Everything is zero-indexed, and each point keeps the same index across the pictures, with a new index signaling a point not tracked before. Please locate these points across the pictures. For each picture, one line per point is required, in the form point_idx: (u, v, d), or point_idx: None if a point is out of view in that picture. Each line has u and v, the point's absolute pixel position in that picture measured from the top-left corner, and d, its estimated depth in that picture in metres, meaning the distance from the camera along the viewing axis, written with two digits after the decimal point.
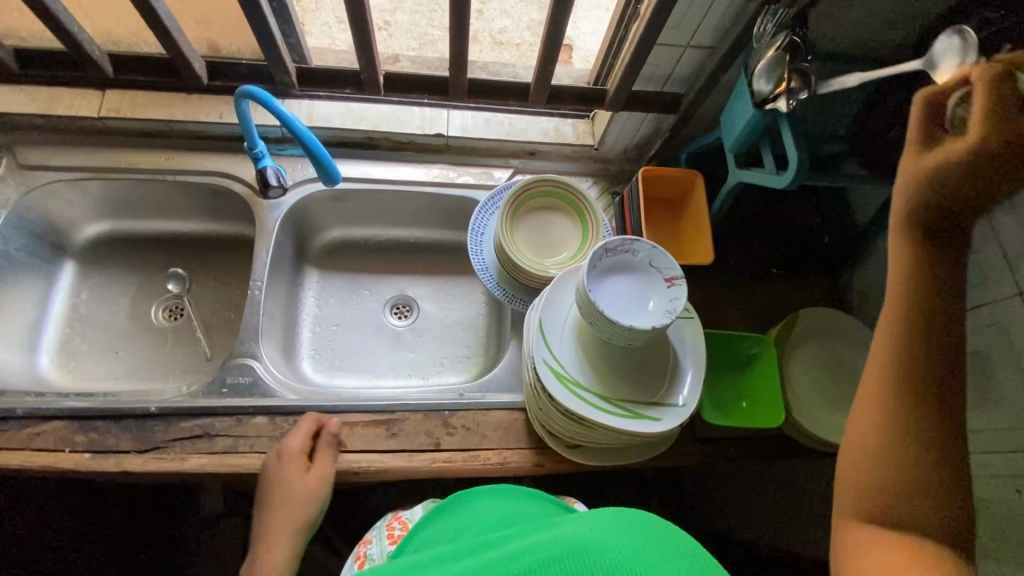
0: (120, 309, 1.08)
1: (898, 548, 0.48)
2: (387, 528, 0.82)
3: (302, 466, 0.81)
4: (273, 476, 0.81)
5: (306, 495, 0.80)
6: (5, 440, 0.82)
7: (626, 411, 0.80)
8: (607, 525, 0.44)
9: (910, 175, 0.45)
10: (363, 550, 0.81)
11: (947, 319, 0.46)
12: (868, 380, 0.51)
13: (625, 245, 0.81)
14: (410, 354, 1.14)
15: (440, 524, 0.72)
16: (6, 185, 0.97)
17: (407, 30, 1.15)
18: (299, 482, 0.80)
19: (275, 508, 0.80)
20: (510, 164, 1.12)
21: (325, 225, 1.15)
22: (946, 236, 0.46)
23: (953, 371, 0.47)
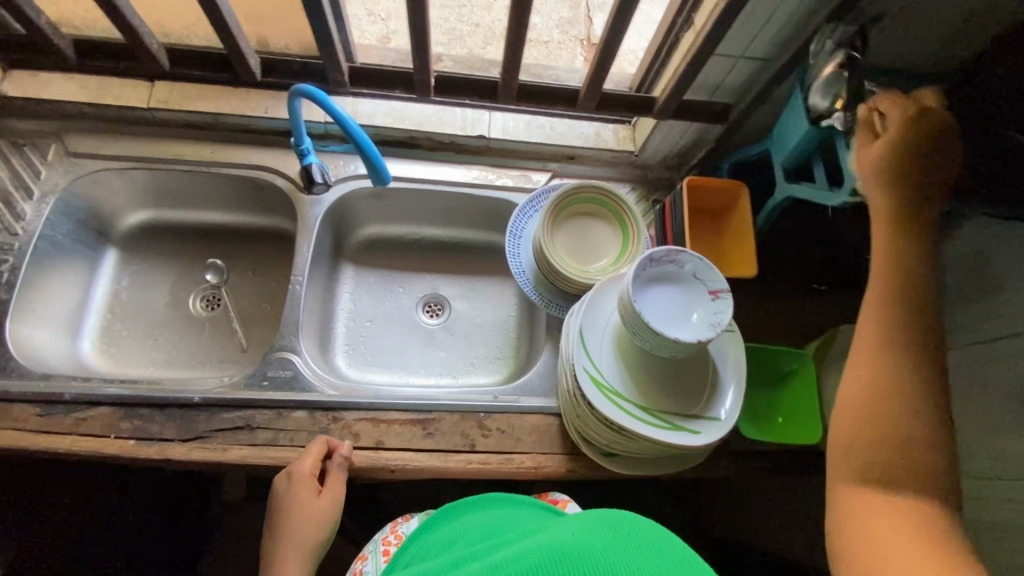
0: (160, 297, 1.10)
1: (889, 498, 0.56)
2: (383, 543, 0.81)
3: (310, 492, 0.80)
4: (281, 500, 0.80)
5: (315, 519, 0.80)
6: (52, 424, 0.83)
7: (665, 422, 0.80)
8: (588, 532, 0.46)
9: (872, 163, 0.63)
10: (359, 567, 0.80)
11: (916, 290, 0.61)
12: (862, 347, 0.62)
13: (671, 256, 0.81)
14: (441, 353, 1.15)
15: (430, 540, 0.73)
16: (54, 172, 0.99)
17: (437, 25, 1.14)
18: (308, 507, 0.80)
19: (285, 534, 0.79)
20: (549, 167, 1.11)
21: (362, 221, 1.16)
22: (912, 219, 0.62)
23: (926, 339, 0.60)
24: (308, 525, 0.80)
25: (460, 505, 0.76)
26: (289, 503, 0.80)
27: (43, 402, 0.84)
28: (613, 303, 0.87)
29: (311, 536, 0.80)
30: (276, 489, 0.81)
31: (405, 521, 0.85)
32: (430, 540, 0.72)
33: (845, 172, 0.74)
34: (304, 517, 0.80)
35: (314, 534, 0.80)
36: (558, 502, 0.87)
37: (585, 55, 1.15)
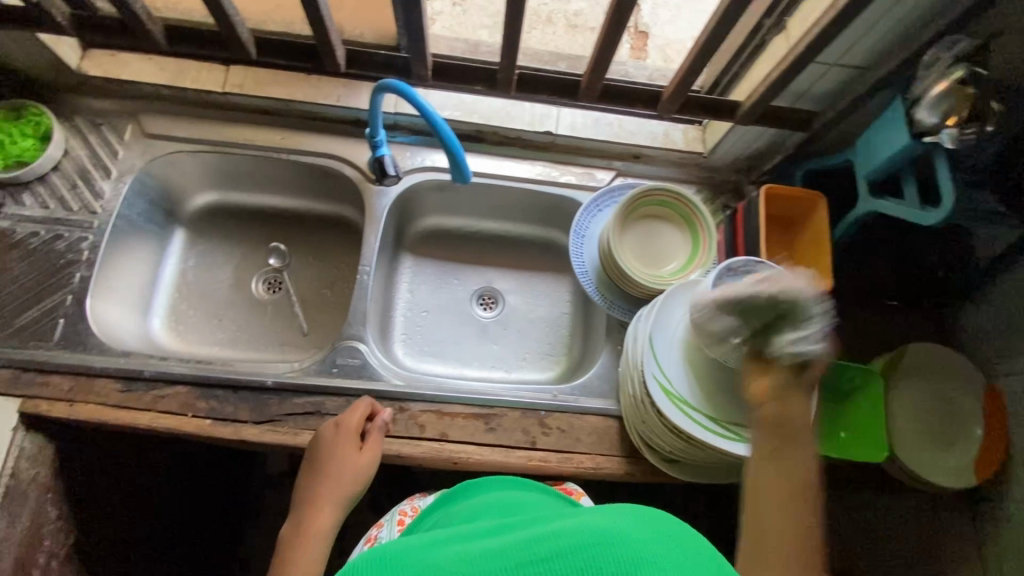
0: (224, 278, 1.12)
1: None
2: (399, 512, 0.85)
3: (349, 442, 0.81)
4: (318, 449, 0.81)
5: (347, 472, 0.79)
6: (133, 400, 0.86)
7: (734, 434, 0.80)
8: (619, 522, 0.44)
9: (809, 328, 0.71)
10: (374, 534, 0.84)
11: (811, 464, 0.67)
12: (778, 492, 0.63)
13: (748, 267, 0.81)
14: (494, 346, 1.16)
15: (447, 512, 0.75)
16: (131, 152, 1.01)
17: (483, 7, 1.09)
18: (343, 457, 0.80)
19: (316, 483, 0.79)
20: (614, 166, 1.10)
21: (422, 212, 1.17)
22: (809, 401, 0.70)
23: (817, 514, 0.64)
24: (339, 476, 0.79)
25: (484, 480, 0.79)
26: (326, 453, 0.81)
27: (124, 378, 0.87)
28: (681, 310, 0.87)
29: (342, 489, 0.78)
30: (315, 441, 0.83)
31: (421, 496, 0.88)
32: (442, 513, 0.75)
33: (943, 191, 0.73)
34: (337, 467, 0.79)
35: (345, 487, 0.78)
36: (571, 493, 0.86)
37: (630, 43, 1.10)
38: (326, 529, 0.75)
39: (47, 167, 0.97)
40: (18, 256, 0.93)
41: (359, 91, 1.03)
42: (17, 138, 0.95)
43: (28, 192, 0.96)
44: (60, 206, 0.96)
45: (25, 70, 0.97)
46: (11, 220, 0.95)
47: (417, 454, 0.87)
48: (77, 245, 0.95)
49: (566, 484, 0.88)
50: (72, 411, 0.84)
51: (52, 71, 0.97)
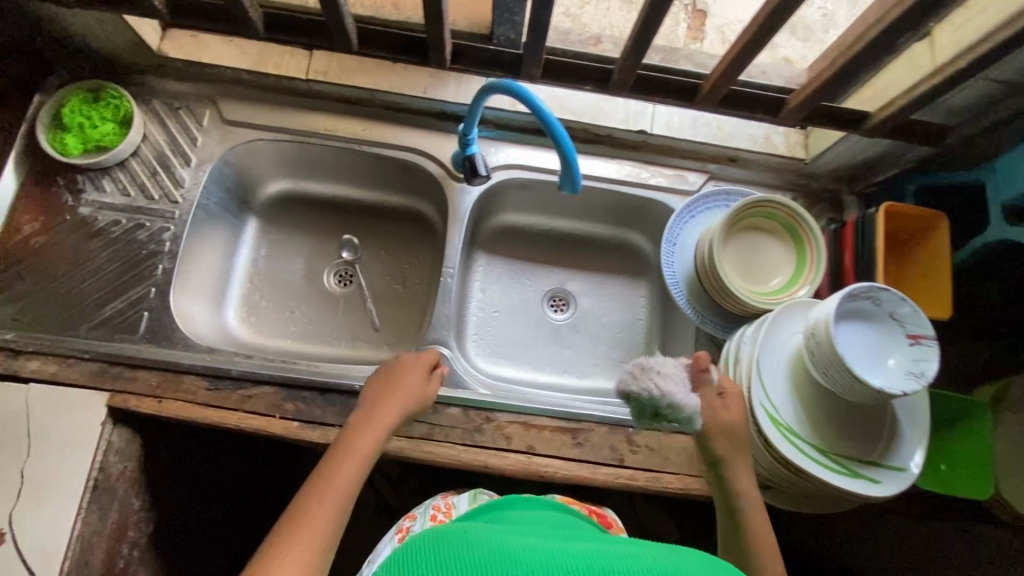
0: (296, 269, 1.10)
1: None
2: (433, 508, 0.80)
3: (423, 369, 0.83)
4: (392, 366, 0.81)
5: (412, 394, 0.79)
6: (220, 398, 0.85)
7: (842, 467, 0.77)
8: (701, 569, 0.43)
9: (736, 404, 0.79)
10: (406, 524, 0.79)
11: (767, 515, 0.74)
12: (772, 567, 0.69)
13: (871, 294, 0.75)
14: (567, 351, 1.12)
15: (502, 516, 0.66)
16: (210, 139, 0.97)
17: None
18: (413, 379, 0.81)
19: (382, 394, 0.78)
20: (707, 169, 1.04)
21: (498, 209, 1.14)
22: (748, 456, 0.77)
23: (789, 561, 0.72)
24: (404, 393, 0.79)
25: (535, 499, 0.71)
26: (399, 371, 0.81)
27: (212, 375, 0.86)
28: (788, 333, 0.83)
29: (400, 407, 0.77)
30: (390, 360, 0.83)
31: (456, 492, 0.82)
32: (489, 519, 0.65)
33: None
34: (405, 385, 0.80)
35: (405, 406, 0.77)
36: (610, 526, 0.82)
37: (686, 22, 1.01)
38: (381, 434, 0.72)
39: (127, 153, 0.94)
40: (100, 245, 0.91)
41: (446, 81, 0.99)
42: (97, 122, 0.92)
43: (108, 178, 0.94)
44: (140, 194, 0.94)
45: (104, 50, 0.93)
46: (92, 207, 0.92)
47: (505, 466, 0.85)
48: (159, 236, 0.93)
49: (606, 512, 0.84)
50: (160, 408, 0.83)
51: (133, 51, 0.93)
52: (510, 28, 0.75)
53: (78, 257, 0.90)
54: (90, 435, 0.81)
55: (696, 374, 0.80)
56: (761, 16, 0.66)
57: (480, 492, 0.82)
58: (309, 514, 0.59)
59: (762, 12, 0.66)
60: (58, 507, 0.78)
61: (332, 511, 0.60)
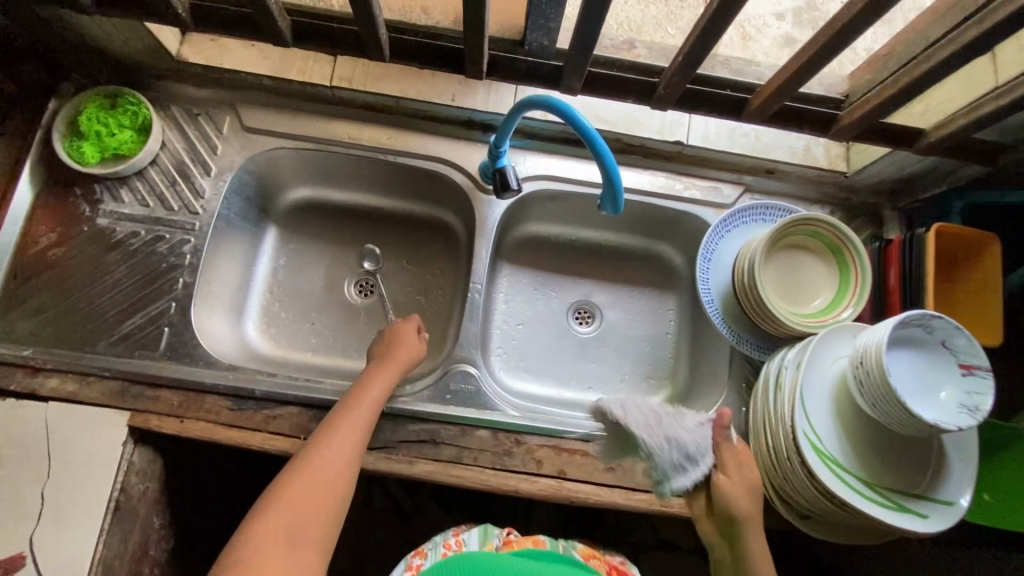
0: (316, 279, 1.06)
1: None
2: (444, 544, 0.77)
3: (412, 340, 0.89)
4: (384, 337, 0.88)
5: (403, 363, 0.86)
6: (244, 419, 0.82)
7: (889, 502, 0.74)
8: None
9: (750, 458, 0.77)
10: (417, 561, 0.75)
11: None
12: None
13: (922, 321, 0.72)
14: (594, 365, 1.09)
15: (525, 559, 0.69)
16: (231, 147, 0.94)
17: None
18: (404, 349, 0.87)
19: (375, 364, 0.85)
20: (743, 181, 1.00)
21: (524, 218, 1.10)
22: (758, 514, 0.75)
23: None
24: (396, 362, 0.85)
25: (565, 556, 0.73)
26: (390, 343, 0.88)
27: (235, 395, 0.83)
28: (831, 357, 0.80)
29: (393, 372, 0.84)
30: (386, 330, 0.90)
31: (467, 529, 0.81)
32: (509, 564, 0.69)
33: None
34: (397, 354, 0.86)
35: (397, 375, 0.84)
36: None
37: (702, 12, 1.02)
38: (376, 402, 0.79)
39: (145, 161, 0.91)
40: (119, 257, 0.88)
41: (475, 89, 0.95)
42: (114, 129, 0.89)
43: (125, 188, 0.91)
44: (159, 205, 0.91)
45: (121, 55, 0.90)
46: (110, 218, 0.90)
47: (535, 491, 0.82)
48: (179, 248, 0.90)
49: (627, 569, 0.81)
50: (183, 428, 0.81)
51: (152, 56, 0.90)
52: (544, 35, 0.71)
53: (96, 269, 0.88)
54: (110, 455, 0.79)
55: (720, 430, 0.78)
56: (825, 33, 0.62)
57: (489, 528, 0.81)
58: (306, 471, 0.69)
59: (826, 28, 0.62)
60: (79, 530, 0.76)
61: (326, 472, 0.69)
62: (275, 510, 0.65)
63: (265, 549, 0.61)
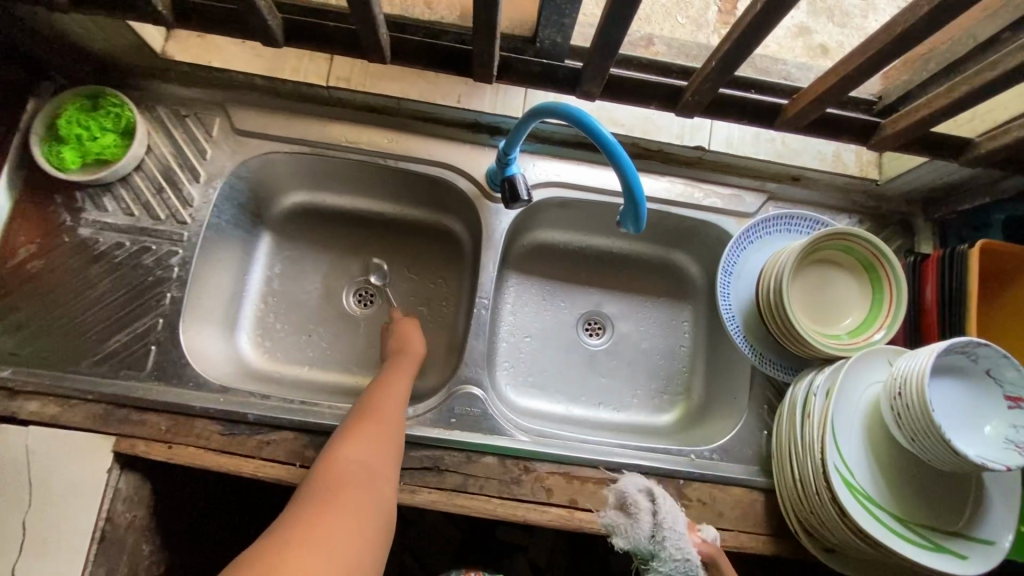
0: (313, 289, 1.01)
1: None
2: None
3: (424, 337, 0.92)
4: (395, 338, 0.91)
5: (416, 355, 0.89)
6: (236, 444, 0.78)
7: (925, 541, 0.69)
8: None
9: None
10: None
11: None
12: None
13: (967, 348, 0.66)
14: (605, 380, 1.04)
15: None
16: (221, 151, 0.88)
17: None
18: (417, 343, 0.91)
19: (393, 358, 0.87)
20: (767, 188, 0.94)
21: (532, 225, 1.04)
22: None
23: None
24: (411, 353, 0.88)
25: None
26: (402, 339, 0.91)
27: (226, 419, 0.79)
28: (863, 383, 0.74)
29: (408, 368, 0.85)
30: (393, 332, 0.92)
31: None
32: None
33: None
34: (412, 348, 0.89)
35: (414, 366, 0.87)
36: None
37: (717, 5, 0.95)
38: (402, 388, 0.81)
39: (129, 167, 0.85)
40: (102, 271, 0.83)
41: (482, 90, 0.89)
42: (96, 133, 0.83)
43: (108, 196, 0.85)
44: (145, 213, 0.85)
45: (102, 52, 0.84)
46: (92, 228, 0.84)
47: (545, 522, 0.78)
48: (167, 260, 0.84)
49: None
50: (171, 454, 0.76)
51: (135, 53, 0.83)
52: (557, 32, 0.64)
53: (78, 283, 0.82)
54: (95, 483, 0.74)
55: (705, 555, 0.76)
56: (878, 38, 0.56)
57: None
58: (349, 443, 0.70)
59: (880, 32, 0.56)
60: (63, 564, 0.72)
61: (369, 444, 0.70)
62: (328, 477, 0.65)
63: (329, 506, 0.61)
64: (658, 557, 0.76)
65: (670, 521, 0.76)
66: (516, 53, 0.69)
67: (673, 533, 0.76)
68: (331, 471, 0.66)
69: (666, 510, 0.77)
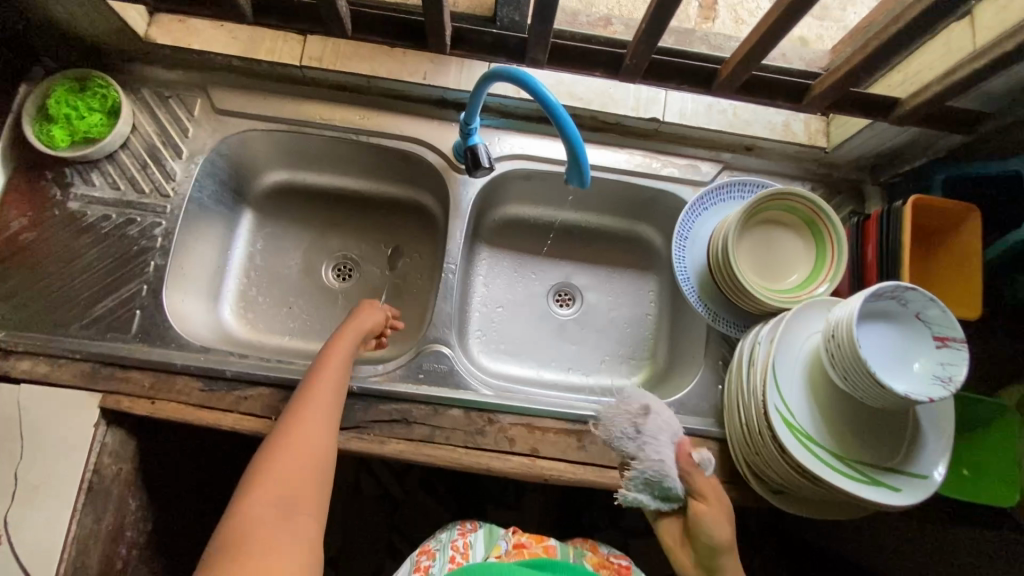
0: (293, 263, 1.06)
1: None
2: (451, 547, 0.80)
3: (360, 327, 0.86)
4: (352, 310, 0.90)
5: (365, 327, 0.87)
6: (214, 400, 0.82)
7: (862, 475, 0.73)
8: None
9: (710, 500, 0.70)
10: (424, 562, 0.79)
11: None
12: None
13: (896, 293, 0.71)
14: (573, 347, 1.09)
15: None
16: (202, 130, 0.94)
17: None
18: (353, 334, 0.85)
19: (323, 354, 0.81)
20: (721, 158, 0.99)
21: (501, 200, 1.09)
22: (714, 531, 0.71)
23: None
24: (342, 347, 0.82)
25: (574, 567, 0.78)
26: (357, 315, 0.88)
27: (206, 376, 0.83)
28: (806, 333, 0.79)
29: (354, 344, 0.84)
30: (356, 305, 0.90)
31: (474, 529, 0.84)
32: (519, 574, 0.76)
33: None
34: (343, 341, 0.83)
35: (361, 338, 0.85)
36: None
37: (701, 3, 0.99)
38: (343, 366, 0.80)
39: (115, 145, 0.91)
40: (90, 241, 0.88)
41: (447, 67, 0.93)
42: (84, 113, 0.88)
43: (96, 171, 0.91)
44: (130, 187, 0.91)
45: (90, 38, 0.90)
46: (81, 202, 0.90)
47: (507, 469, 0.82)
48: (150, 231, 0.90)
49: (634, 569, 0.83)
50: (154, 409, 0.81)
51: (119, 38, 0.89)
52: (515, 10, 0.71)
53: (67, 252, 0.88)
54: (83, 437, 0.79)
55: (686, 457, 0.70)
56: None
57: (495, 530, 0.85)
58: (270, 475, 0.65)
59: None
60: (52, 510, 0.76)
61: (294, 472, 0.67)
62: (247, 519, 0.61)
63: (251, 552, 0.59)
64: (637, 461, 0.67)
65: (657, 430, 0.67)
66: (477, 28, 0.75)
67: (655, 444, 0.67)
68: (249, 511, 0.62)
69: (653, 424, 0.67)
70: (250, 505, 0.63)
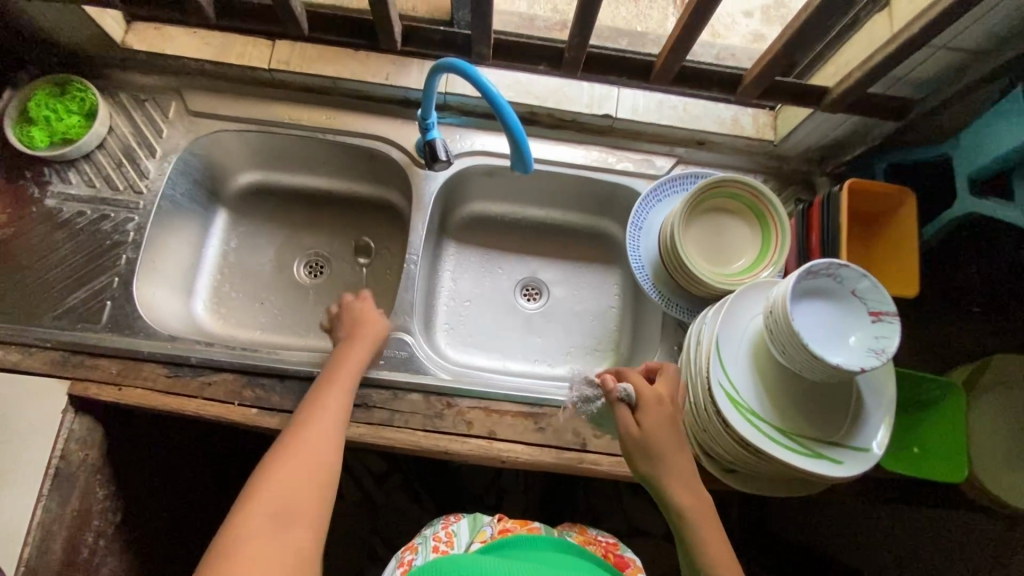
0: (266, 261, 1.09)
1: None
2: (434, 538, 0.76)
3: (371, 337, 0.86)
4: (355, 316, 0.89)
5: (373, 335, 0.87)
6: (180, 386, 0.85)
7: (803, 448, 0.75)
8: None
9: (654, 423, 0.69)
10: (407, 557, 0.73)
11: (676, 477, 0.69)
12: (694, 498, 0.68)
13: (831, 270, 0.73)
14: (539, 339, 1.11)
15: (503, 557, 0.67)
16: (175, 130, 0.98)
17: None
18: (361, 342, 0.85)
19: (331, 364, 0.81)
20: (675, 153, 1.03)
21: (467, 198, 1.13)
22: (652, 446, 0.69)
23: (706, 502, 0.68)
24: (348, 369, 0.81)
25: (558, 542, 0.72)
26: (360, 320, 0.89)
27: (172, 363, 0.86)
28: (750, 313, 0.81)
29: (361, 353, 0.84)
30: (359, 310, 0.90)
31: (456, 521, 0.80)
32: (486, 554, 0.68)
33: None
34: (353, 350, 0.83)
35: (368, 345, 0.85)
36: (627, 566, 0.77)
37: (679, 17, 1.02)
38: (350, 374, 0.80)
39: (92, 145, 0.95)
40: (65, 236, 0.92)
41: (409, 69, 0.98)
42: (62, 115, 0.93)
43: (73, 170, 0.95)
44: (105, 185, 0.95)
45: (70, 45, 0.95)
46: (57, 199, 0.94)
47: (464, 451, 0.84)
48: (124, 226, 0.93)
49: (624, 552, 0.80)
50: (120, 395, 0.84)
51: (98, 45, 0.94)
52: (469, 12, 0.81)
53: (42, 247, 0.91)
54: (50, 423, 0.82)
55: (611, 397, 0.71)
56: None
57: (479, 519, 0.81)
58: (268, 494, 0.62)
59: None
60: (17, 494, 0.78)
61: (291, 486, 0.64)
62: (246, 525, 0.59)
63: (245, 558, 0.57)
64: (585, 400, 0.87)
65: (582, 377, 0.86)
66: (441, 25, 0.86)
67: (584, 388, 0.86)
68: (248, 520, 0.60)
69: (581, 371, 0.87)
70: (247, 515, 0.60)
